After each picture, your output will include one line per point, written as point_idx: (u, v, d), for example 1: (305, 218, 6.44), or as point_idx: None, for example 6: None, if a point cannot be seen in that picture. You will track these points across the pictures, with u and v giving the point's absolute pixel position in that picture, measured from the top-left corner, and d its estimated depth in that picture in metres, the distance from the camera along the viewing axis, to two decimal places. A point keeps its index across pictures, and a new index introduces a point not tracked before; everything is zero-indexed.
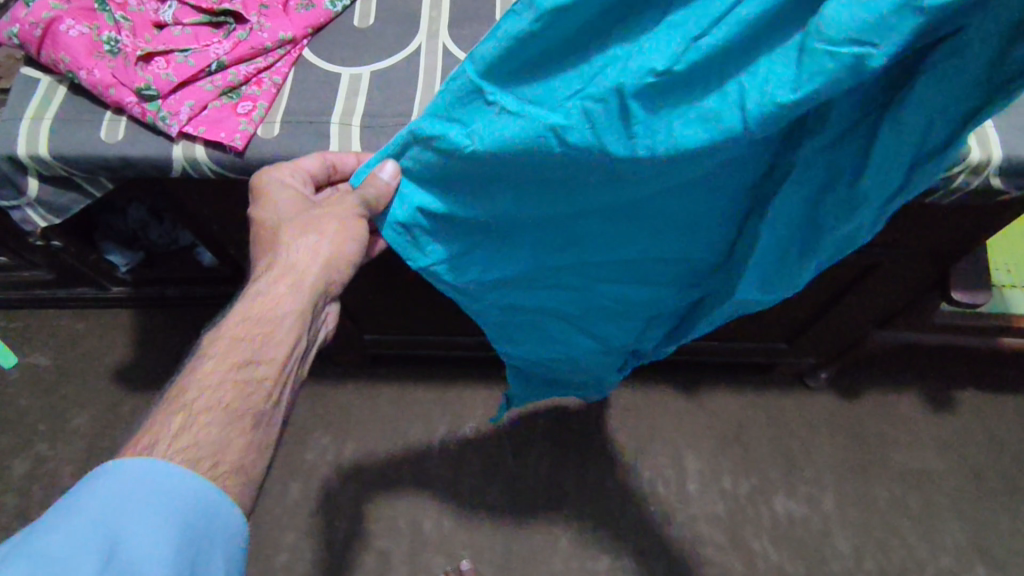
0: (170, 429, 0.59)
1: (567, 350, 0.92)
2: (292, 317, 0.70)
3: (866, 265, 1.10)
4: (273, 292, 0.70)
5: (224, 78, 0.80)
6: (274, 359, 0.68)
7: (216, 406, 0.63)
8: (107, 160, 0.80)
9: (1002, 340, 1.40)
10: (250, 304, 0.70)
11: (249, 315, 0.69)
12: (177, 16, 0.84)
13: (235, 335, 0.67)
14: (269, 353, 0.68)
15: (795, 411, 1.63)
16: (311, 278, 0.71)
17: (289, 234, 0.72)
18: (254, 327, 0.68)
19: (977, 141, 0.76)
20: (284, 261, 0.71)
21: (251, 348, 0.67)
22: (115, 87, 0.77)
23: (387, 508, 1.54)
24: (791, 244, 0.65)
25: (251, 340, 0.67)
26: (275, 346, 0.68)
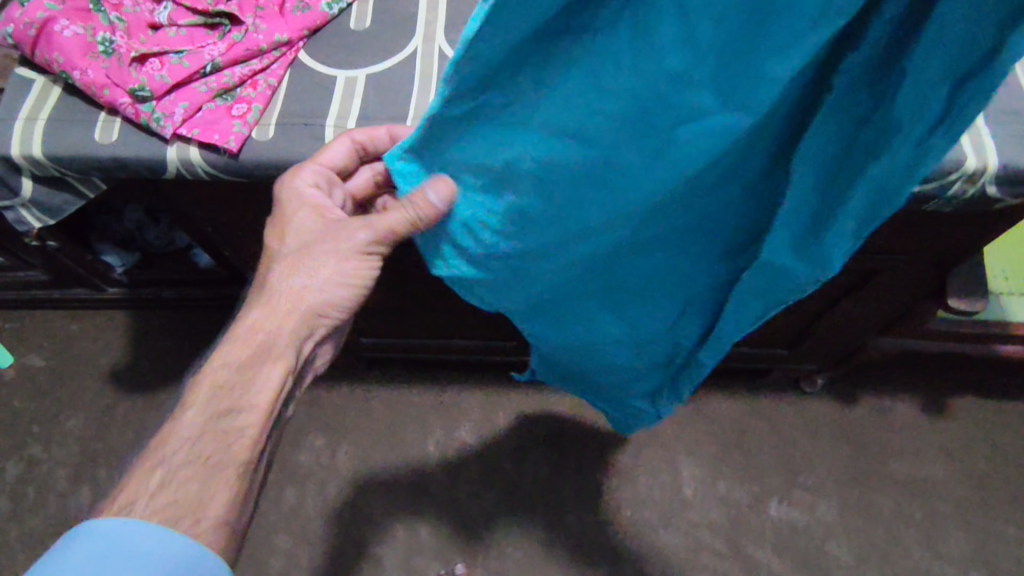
0: (148, 488, 0.59)
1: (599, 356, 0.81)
2: (278, 360, 0.67)
3: (866, 271, 1.09)
4: (260, 335, 0.68)
5: (219, 80, 0.79)
6: (255, 407, 0.65)
7: (194, 460, 0.62)
8: (100, 161, 0.79)
9: (1001, 347, 1.39)
10: (238, 343, 0.67)
11: (231, 359, 0.66)
12: (172, 17, 0.83)
13: (217, 382, 0.65)
14: (250, 400, 0.65)
15: (795, 417, 1.62)
16: (302, 317, 0.69)
17: (282, 273, 0.70)
18: (237, 373, 0.66)
19: (978, 149, 0.76)
20: (273, 302, 0.69)
21: (232, 397, 0.65)
22: (108, 87, 0.76)
23: (382, 513, 1.53)
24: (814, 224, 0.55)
25: (234, 387, 0.65)
26: (258, 392, 0.66)
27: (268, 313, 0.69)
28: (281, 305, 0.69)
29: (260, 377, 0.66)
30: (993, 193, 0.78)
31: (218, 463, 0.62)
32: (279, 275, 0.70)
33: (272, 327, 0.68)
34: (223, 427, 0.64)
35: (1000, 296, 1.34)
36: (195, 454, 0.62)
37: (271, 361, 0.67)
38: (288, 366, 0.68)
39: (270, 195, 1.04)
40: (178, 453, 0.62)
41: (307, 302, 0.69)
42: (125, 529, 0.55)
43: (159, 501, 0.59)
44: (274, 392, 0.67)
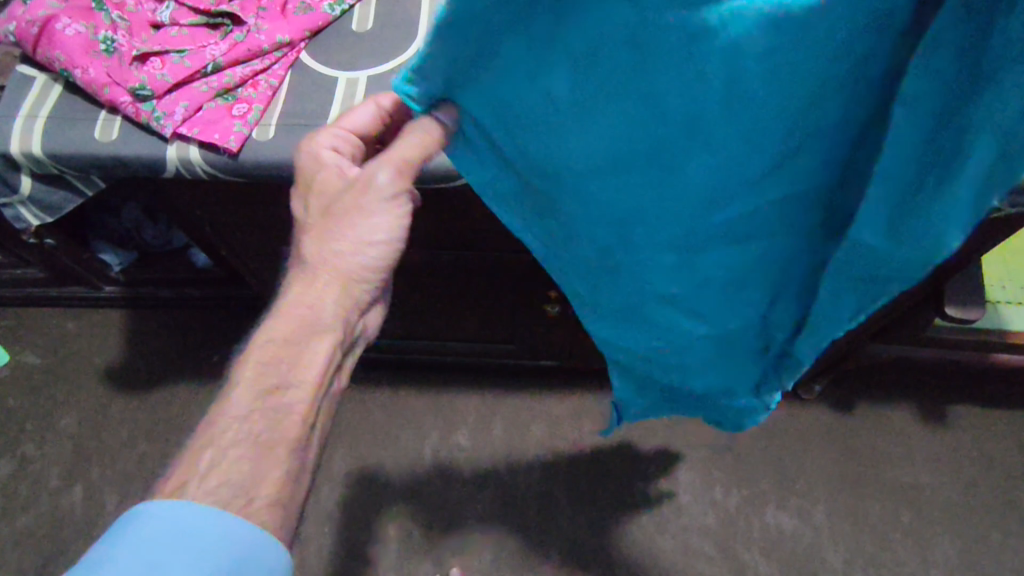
0: (200, 467, 0.58)
1: (674, 359, 0.72)
2: (323, 335, 0.68)
3: None
4: (301, 310, 0.67)
5: (220, 80, 0.80)
6: (302, 382, 0.66)
7: (247, 437, 0.61)
8: (100, 159, 0.79)
9: (994, 355, 1.40)
10: (280, 320, 0.67)
11: (274, 336, 0.67)
12: (174, 17, 0.83)
13: (262, 361, 0.65)
14: (296, 375, 0.66)
15: (789, 423, 1.63)
16: (341, 287, 0.68)
17: (314, 245, 0.68)
18: (283, 350, 0.66)
19: None
20: (310, 275, 0.68)
21: (277, 374, 0.65)
22: (109, 86, 0.77)
23: (376, 515, 1.53)
24: (902, 209, 0.45)
25: (280, 363, 0.66)
26: (305, 367, 0.66)
27: (308, 288, 0.68)
28: (316, 275, 0.68)
29: (306, 352, 0.67)
30: None
31: (272, 440, 0.62)
32: (311, 247, 0.68)
33: (313, 300, 0.68)
34: (272, 404, 0.64)
35: (998, 305, 1.35)
36: (248, 433, 0.61)
37: (316, 333, 0.67)
38: (333, 336, 0.68)
39: (268, 195, 1.05)
40: (230, 433, 0.61)
41: (344, 269, 0.68)
42: (175, 513, 0.54)
43: (213, 482, 0.58)
44: (321, 365, 0.67)
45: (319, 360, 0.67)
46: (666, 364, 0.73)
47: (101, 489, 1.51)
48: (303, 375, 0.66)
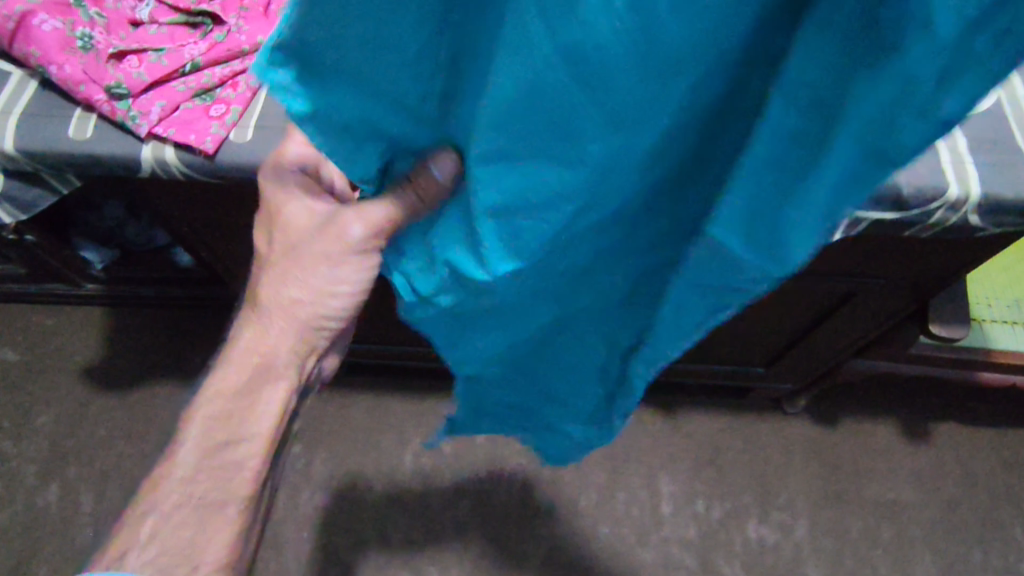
0: (141, 538, 0.62)
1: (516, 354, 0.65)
2: (278, 381, 0.69)
3: (844, 292, 1.09)
4: (257, 355, 0.68)
5: (198, 80, 0.79)
6: (257, 434, 0.67)
7: (191, 498, 0.64)
8: (74, 157, 0.78)
9: (978, 374, 1.40)
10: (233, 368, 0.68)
11: (225, 386, 0.67)
12: (154, 15, 0.83)
13: (212, 411, 0.66)
14: (250, 424, 0.67)
15: (772, 435, 1.63)
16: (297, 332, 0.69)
17: (275, 287, 0.68)
18: (233, 402, 0.67)
19: (955, 177, 0.76)
20: (268, 318, 0.68)
21: (228, 427, 0.67)
22: (85, 83, 0.75)
23: (355, 522, 1.51)
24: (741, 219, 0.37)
25: (231, 417, 0.67)
26: (257, 417, 0.68)
27: (262, 330, 0.69)
28: (277, 322, 0.68)
29: (259, 399, 0.68)
30: (973, 222, 0.79)
31: (219, 497, 0.65)
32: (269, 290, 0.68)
33: (269, 345, 0.68)
34: (221, 460, 0.66)
35: (982, 323, 1.35)
36: (194, 492, 0.64)
37: (269, 378, 0.68)
38: (288, 382, 0.69)
39: (249, 196, 1.03)
40: (173, 495, 0.64)
41: (301, 314, 0.68)
42: None
43: (153, 549, 0.61)
44: (276, 409, 0.69)
45: (279, 408, 0.69)
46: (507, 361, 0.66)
47: (77, 488, 1.49)
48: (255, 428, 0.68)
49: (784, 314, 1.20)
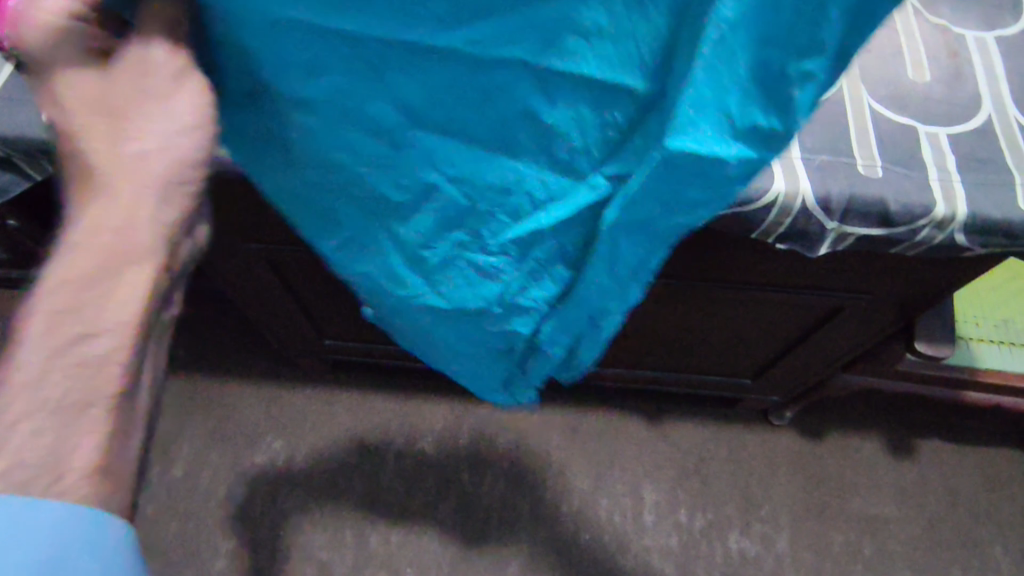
0: None
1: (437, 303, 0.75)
2: (138, 256, 0.49)
3: (830, 307, 1.08)
4: (102, 234, 0.48)
5: None
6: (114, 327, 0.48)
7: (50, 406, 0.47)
8: (46, 144, 0.76)
9: (963, 393, 1.40)
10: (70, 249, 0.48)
11: (69, 270, 0.47)
12: None
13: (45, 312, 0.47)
14: (109, 317, 0.48)
15: (757, 446, 1.62)
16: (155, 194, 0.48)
17: (114, 149, 0.47)
18: (81, 289, 0.48)
19: (943, 195, 0.75)
20: (108, 188, 0.48)
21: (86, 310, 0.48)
22: None
23: (334, 519, 1.50)
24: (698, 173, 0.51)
25: (83, 306, 0.48)
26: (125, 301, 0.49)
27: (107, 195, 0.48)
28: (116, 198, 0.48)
29: (116, 286, 0.48)
30: (959, 242, 0.77)
31: (90, 398, 0.48)
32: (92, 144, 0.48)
33: (116, 218, 0.48)
34: (84, 357, 0.48)
35: (967, 342, 1.35)
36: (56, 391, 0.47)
37: (122, 261, 0.48)
38: (155, 263, 0.49)
39: None
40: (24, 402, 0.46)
41: (155, 174, 0.48)
42: None
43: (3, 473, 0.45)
44: (144, 294, 0.49)
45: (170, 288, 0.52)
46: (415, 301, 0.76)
47: None
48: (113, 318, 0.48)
49: (772, 326, 1.19)
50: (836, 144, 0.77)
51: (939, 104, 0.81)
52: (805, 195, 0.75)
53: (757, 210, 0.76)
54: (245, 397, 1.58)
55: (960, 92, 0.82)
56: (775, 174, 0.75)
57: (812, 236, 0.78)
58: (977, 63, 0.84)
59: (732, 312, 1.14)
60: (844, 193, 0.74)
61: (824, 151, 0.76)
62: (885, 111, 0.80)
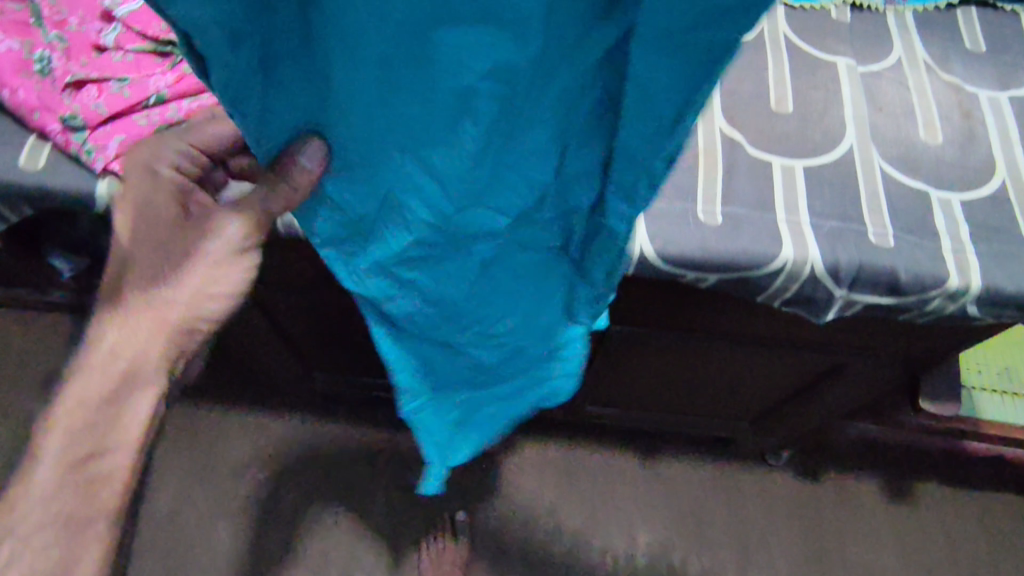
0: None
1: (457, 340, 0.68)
2: (151, 383, 0.65)
3: (832, 363, 1.06)
4: (123, 359, 0.64)
5: (162, 114, 0.72)
6: (121, 445, 0.64)
7: (49, 516, 0.62)
8: (25, 189, 0.72)
9: (965, 442, 1.37)
10: (93, 377, 0.63)
11: (91, 396, 0.63)
12: (119, 41, 0.74)
13: (68, 426, 0.63)
14: (115, 440, 0.64)
15: (754, 490, 1.58)
16: (173, 333, 0.65)
17: (145, 283, 0.63)
18: (96, 413, 0.63)
19: (955, 266, 0.72)
20: (136, 315, 0.63)
21: (90, 444, 0.63)
22: (39, 111, 0.71)
23: (319, 558, 1.45)
24: (647, 85, 0.38)
25: (97, 427, 0.64)
26: (121, 437, 0.65)
27: (131, 331, 0.64)
28: (134, 336, 0.64)
29: (130, 405, 0.64)
30: (971, 312, 0.74)
31: (86, 514, 0.63)
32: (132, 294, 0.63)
33: (138, 352, 0.64)
34: (85, 474, 0.63)
35: (971, 391, 1.32)
36: (62, 510, 0.62)
37: (138, 382, 0.65)
38: (161, 385, 0.66)
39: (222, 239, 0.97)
40: (33, 516, 0.62)
41: (177, 321, 0.64)
42: None
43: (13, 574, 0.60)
44: (144, 421, 0.65)
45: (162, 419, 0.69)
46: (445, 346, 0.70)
47: None
48: (123, 437, 0.65)
49: (772, 375, 1.16)
50: (846, 208, 0.74)
51: (952, 167, 0.79)
52: (813, 263, 0.72)
53: (763, 276, 0.73)
54: (232, 427, 1.54)
55: (974, 154, 0.79)
56: (783, 240, 0.73)
57: (820, 303, 0.76)
58: (989, 122, 0.82)
59: (719, 362, 1.12)
60: (854, 260, 0.72)
61: (834, 215, 0.74)
62: (896, 174, 0.78)
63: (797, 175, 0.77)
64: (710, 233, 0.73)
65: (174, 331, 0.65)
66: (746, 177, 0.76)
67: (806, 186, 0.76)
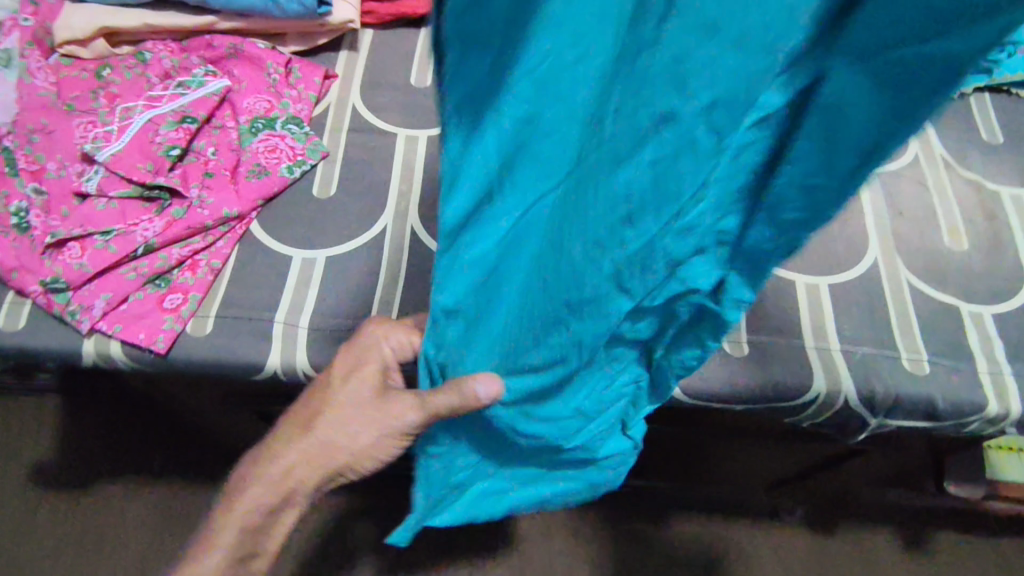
0: None
1: (545, 425, 0.56)
2: (296, 506, 0.64)
3: (854, 450, 1.03)
4: (282, 484, 0.62)
5: (152, 264, 0.68)
6: (265, 550, 0.65)
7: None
8: (4, 351, 0.67)
9: (987, 504, 1.34)
10: (253, 491, 0.62)
11: (253, 508, 0.62)
12: (102, 186, 0.70)
13: (230, 531, 0.62)
14: (266, 545, 0.65)
15: (766, 546, 1.46)
16: (328, 469, 0.62)
17: (326, 417, 0.61)
18: (253, 525, 0.62)
19: (994, 391, 0.69)
20: (304, 445, 0.62)
21: (251, 544, 0.63)
22: (18, 272, 0.66)
23: None
24: (802, 146, 0.30)
25: (254, 535, 0.63)
26: (275, 537, 0.65)
27: (293, 457, 0.62)
28: (319, 458, 0.61)
29: (279, 521, 0.64)
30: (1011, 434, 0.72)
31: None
32: (313, 424, 0.61)
33: (296, 480, 0.62)
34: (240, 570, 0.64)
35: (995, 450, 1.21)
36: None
37: (287, 506, 0.63)
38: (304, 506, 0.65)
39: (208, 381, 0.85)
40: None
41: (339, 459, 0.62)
42: None
43: None
44: (285, 534, 0.65)
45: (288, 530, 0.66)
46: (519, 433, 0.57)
47: None
48: (270, 542, 0.65)
49: (793, 457, 1.12)
50: (876, 332, 0.71)
51: (980, 277, 0.76)
52: (848, 394, 0.69)
53: (795, 406, 0.70)
54: None
55: (1001, 261, 0.77)
56: (814, 371, 0.69)
57: (852, 428, 0.72)
58: (1015, 225, 0.79)
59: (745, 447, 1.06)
60: (890, 392, 0.69)
61: (866, 341, 0.71)
62: (925, 288, 0.74)
63: (823, 294, 0.73)
64: (738, 366, 0.69)
65: (334, 467, 0.62)
66: (773, 299, 0.73)
67: (834, 308, 0.72)
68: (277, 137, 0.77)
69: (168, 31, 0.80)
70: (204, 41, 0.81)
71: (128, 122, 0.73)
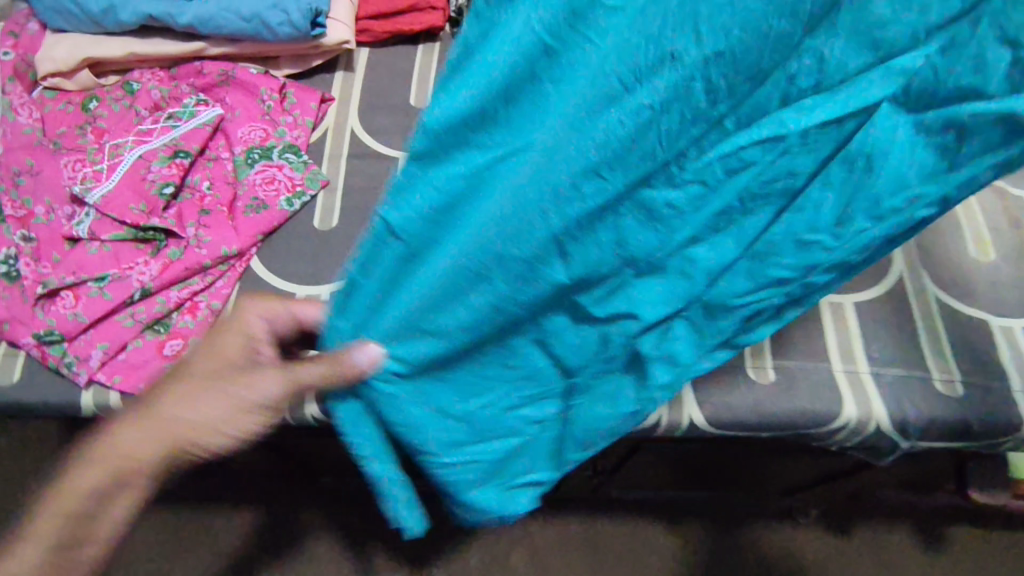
0: None
1: (467, 424, 0.59)
2: (133, 488, 0.52)
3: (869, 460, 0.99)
4: (122, 461, 0.52)
5: (149, 308, 0.65)
6: (92, 550, 0.52)
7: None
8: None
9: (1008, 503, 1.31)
10: (86, 469, 0.51)
11: (79, 488, 0.51)
12: (93, 230, 0.67)
13: (51, 518, 0.51)
14: (98, 539, 0.52)
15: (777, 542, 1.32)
16: (175, 447, 0.52)
17: (172, 390, 0.53)
18: (78, 511, 0.51)
19: None
20: (145, 420, 0.52)
21: (73, 537, 0.51)
22: (10, 324, 0.63)
23: None
24: (816, 205, 0.52)
25: (78, 525, 0.51)
26: (109, 529, 0.52)
27: (135, 430, 0.52)
28: (162, 435, 0.52)
29: (111, 508, 0.52)
30: None
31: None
32: (161, 397, 0.53)
33: (133, 453, 0.52)
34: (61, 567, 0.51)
35: None
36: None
37: (123, 490, 0.52)
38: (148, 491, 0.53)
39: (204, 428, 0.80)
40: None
41: (182, 434, 0.52)
42: None
43: None
44: (117, 530, 0.53)
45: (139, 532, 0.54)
46: (441, 423, 0.59)
47: None
48: (105, 536, 0.52)
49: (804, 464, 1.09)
50: (906, 351, 0.69)
51: (1010, 286, 0.73)
52: (879, 420, 0.67)
53: (825, 433, 0.68)
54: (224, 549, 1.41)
55: None
56: (844, 397, 0.67)
57: (883, 451, 0.70)
58: None
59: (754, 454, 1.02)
60: (922, 415, 0.67)
61: (895, 362, 0.68)
62: (954, 301, 0.72)
63: (849, 314, 0.70)
64: (763, 394, 0.67)
65: (179, 443, 0.52)
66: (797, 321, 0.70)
67: (860, 329, 0.70)
68: (275, 167, 0.74)
69: (156, 59, 0.77)
70: (194, 68, 0.78)
71: (117, 159, 0.69)
